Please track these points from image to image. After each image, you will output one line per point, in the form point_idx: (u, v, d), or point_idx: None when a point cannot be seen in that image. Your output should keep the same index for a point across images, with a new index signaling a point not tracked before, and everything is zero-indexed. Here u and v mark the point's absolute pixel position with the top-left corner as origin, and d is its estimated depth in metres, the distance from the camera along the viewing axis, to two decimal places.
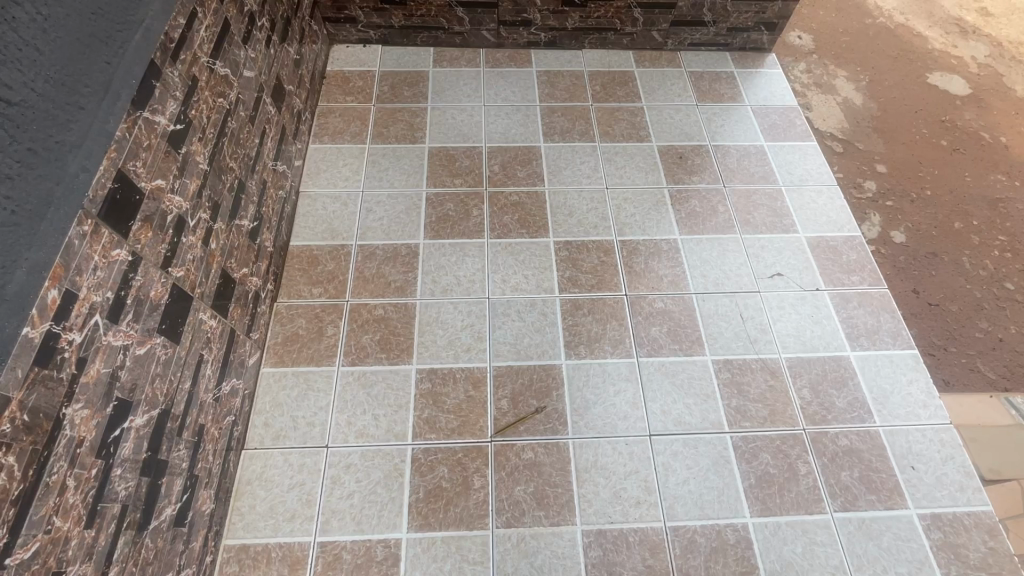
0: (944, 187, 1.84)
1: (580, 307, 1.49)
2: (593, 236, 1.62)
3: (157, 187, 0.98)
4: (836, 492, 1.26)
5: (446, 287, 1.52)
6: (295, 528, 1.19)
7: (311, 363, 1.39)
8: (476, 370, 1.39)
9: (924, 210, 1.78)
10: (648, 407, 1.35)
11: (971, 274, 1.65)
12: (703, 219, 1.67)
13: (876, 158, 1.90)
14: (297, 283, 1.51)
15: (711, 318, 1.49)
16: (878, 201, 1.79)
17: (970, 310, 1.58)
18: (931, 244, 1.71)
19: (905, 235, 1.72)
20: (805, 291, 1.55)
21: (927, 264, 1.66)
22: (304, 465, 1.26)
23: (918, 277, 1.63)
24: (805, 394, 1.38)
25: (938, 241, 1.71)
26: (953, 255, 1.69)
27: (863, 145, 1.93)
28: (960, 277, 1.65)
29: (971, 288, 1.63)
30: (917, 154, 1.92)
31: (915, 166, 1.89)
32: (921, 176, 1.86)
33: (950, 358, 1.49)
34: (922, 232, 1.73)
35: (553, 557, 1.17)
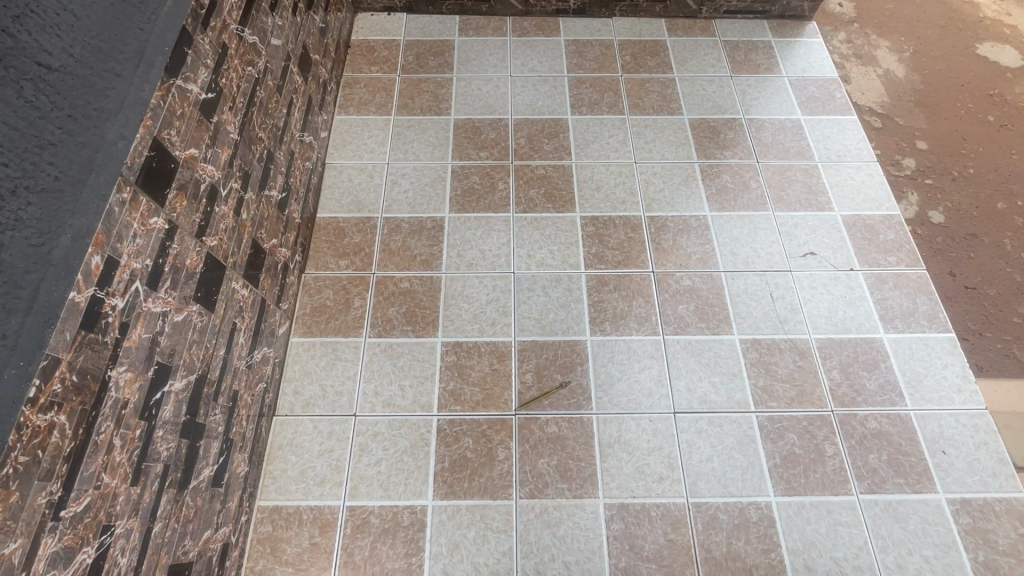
0: (988, 165, 1.76)
1: (606, 283, 1.48)
2: (620, 211, 1.60)
3: (190, 156, 0.98)
4: (862, 475, 1.25)
5: (471, 261, 1.52)
6: (325, 492, 1.23)
7: (338, 334, 1.41)
8: (501, 344, 1.40)
9: (966, 188, 1.71)
10: (673, 384, 1.35)
11: (1012, 258, 1.59)
12: (734, 195, 1.63)
13: (917, 133, 1.81)
14: (324, 255, 1.52)
15: (741, 297, 1.46)
16: (918, 178, 1.72)
17: (1009, 294, 1.53)
18: (972, 225, 1.64)
19: (944, 215, 1.65)
20: (838, 271, 1.51)
21: (965, 246, 1.60)
22: (333, 432, 1.29)
23: (957, 259, 1.57)
24: (835, 375, 1.36)
25: (978, 222, 1.64)
26: (995, 237, 1.62)
27: (904, 119, 1.84)
28: (1000, 260, 1.58)
29: (1012, 271, 1.56)
30: (961, 130, 1.83)
31: (958, 142, 1.80)
32: (965, 153, 1.78)
33: (985, 343, 1.45)
34: (963, 212, 1.66)
35: (576, 529, 1.19)
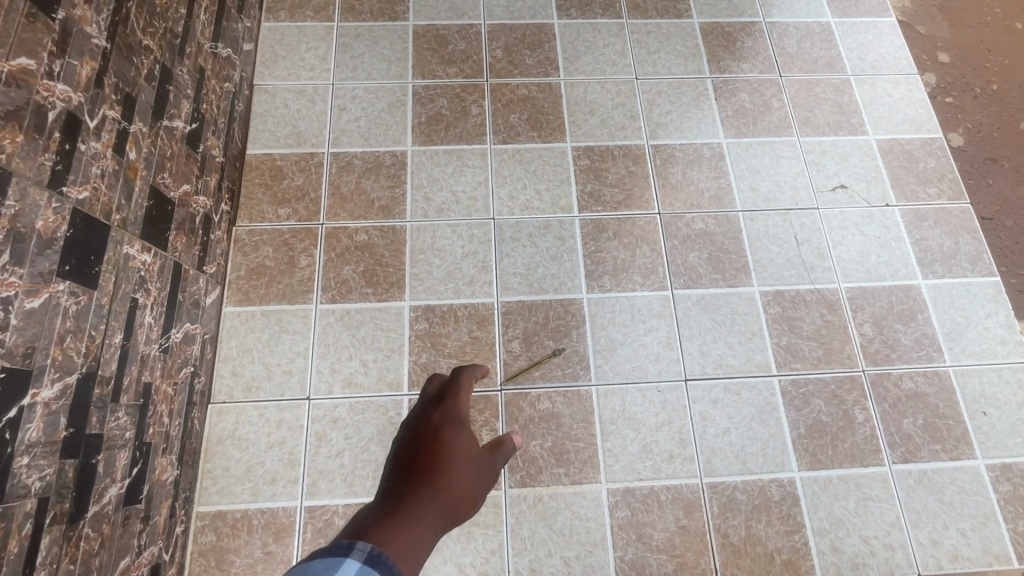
0: (1013, 80, 1.51)
1: (604, 230, 1.24)
2: (619, 140, 1.33)
3: (20, 68, 0.68)
4: (895, 443, 1.10)
5: (442, 205, 1.25)
6: (278, 492, 1.03)
7: (281, 300, 1.16)
8: (481, 307, 1.17)
9: (987, 106, 1.47)
10: (684, 347, 1.15)
11: None
12: (754, 118, 1.36)
13: (942, 43, 1.55)
14: (259, 202, 1.23)
15: (760, 241, 1.25)
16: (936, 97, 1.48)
17: None
18: (991, 148, 1.42)
19: (963, 137, 1.43)
20: (872, 207, 1.29)
21: (982, 172, 1.39)
22: (282, 421, 1.07)
23: (974, 188, 1.37)
24: (867, 330, 1.18)
25: (999, 144, 1.43)
26: (1015, 160, 1.41)
27: (925, 28, 1.56)
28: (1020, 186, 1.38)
29: None
30: (995, 38, 1.56)
31: (981, 53, 1.54)
32: (988, 66, 1.53)
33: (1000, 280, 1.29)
34: (984, 134, 1.44)
35: (575, 520, 1.03)
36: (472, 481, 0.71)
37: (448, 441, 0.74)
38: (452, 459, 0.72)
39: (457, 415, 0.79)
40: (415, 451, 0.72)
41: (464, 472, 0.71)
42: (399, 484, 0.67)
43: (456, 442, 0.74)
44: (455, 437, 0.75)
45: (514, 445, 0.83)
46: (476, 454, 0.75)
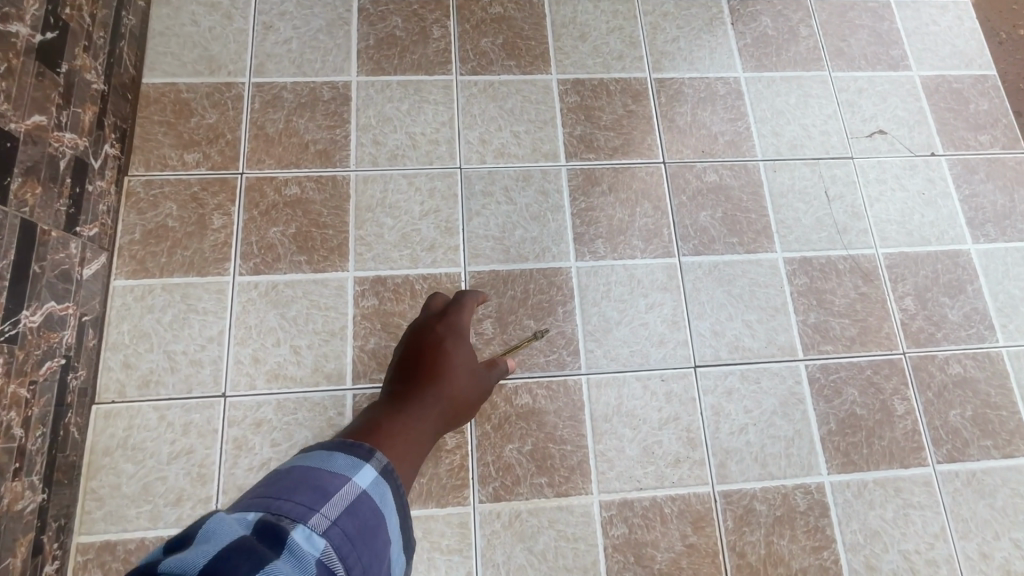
0: None
1: (597, 183, 1.01)
2: (615, 72, 1.08)
3: None
4: (940, 439, 0.93)
5: (395, 151, 1.00)
6: (184, 516, 0.81)
7: (188, 271, 0.91)
8: (445, 279, 0.94)
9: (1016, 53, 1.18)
10: (693, 327, 0.95)
11: None
12: (778, 47, 1.12)
13: None
14: (159, 145, 0.96)
15: (784, 197, 1.03)
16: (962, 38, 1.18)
17: None
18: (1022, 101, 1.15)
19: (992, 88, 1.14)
20: (915, 157, 1.08)
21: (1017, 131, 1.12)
22: (190, 424, 0.84)
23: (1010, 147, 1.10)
24: (908, 305, 0.99)
25: None
26: None
27: None
28: None
29: None
30: None
31: None
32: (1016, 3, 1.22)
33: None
34: (1013, 85, 1.16)
35: (560, 541, 0.84)
36: (468, 389, 0.77)
37: (449, 353, 0.78)
38: (449, 374, 0.77)
39: (459, 330, 0.81)
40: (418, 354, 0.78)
41: (459, 385, 0.77)
42: (399, 393, 0.74)
43: (455, 355, 0.79)
44: (455, 352, 0.79)
45: (507, 368, 0.83)
46: (476, 365, 0.80)
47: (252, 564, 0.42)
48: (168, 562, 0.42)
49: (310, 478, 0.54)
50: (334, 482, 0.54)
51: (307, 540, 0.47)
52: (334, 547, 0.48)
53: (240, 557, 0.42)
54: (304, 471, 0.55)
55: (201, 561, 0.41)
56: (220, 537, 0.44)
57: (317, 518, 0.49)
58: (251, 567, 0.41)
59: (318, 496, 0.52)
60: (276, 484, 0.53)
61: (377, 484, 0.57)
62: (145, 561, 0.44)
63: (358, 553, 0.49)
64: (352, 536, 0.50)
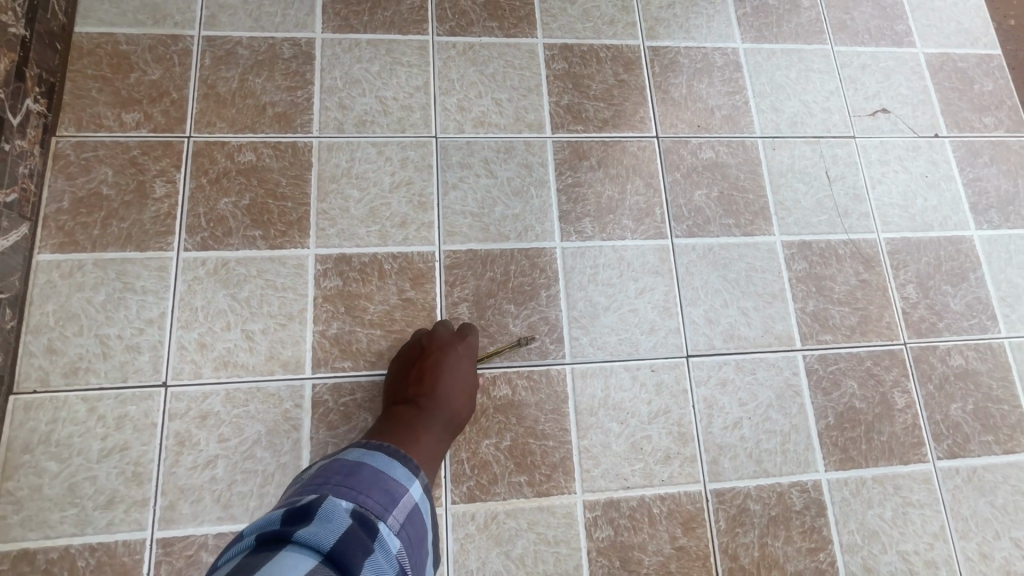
0: None
1: (585, 157, 0.93)
2: (606, 38, 0.99)
3: None
4: (941, 434, 0.88)
5: (363, 117, 0.90)
6: (116, 521, 0.72)
7: (125, 245, 0.80)
8: (417, 258, 0.85)
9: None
10: (686, 314, 0.88)
11: None
12: (779, 18, 1.05)
13: None
14: (93, 104, 0.85)
15: (784, 177, 0.96)
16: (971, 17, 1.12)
17: None
18: None
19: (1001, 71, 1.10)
20: (918, 138, 1.02)
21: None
22: (125, 418, 0.75)
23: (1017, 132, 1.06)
24: (910, 293, 0.94)
25: None
26: None
27: None
28: None
29: None
30: None
31: None
32: None
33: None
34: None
35: (540, 545, 0.77)
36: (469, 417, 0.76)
37: (455, 379, 0.75)
38: (455, 400, 0.75)
39: (468, 354, 0.78)
40: (421, 376, 0.75)
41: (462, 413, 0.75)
42: (403, 418, 0.72)
43: (464, 380, 0.76)
44: (459, 378, 0.76)
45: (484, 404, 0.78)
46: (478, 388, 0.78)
47: (363, 555, 0.50)
48: (297, 534, 0.49)
49: (382, 480, 0.61)
50: (401, 486, 0.62)
51: (387, 539, 0.55)
52: (401, 550, 0.57)
53: (354, 547, 0.50)
54: (376, 468, 0.62)
55: (328, 543, 0.49)
56: (334, 523, 0.52)
57: (391, 520, 0.58)
58: (361, 555, 0.50)
59: (389, 498, 0.60)
60: (354, 474, 0.60)
61: (427, 494, 0.65)
62: (263, 525, 0.51)
63: (414, 559, 0.58)
64: (411, 543, 0.59)
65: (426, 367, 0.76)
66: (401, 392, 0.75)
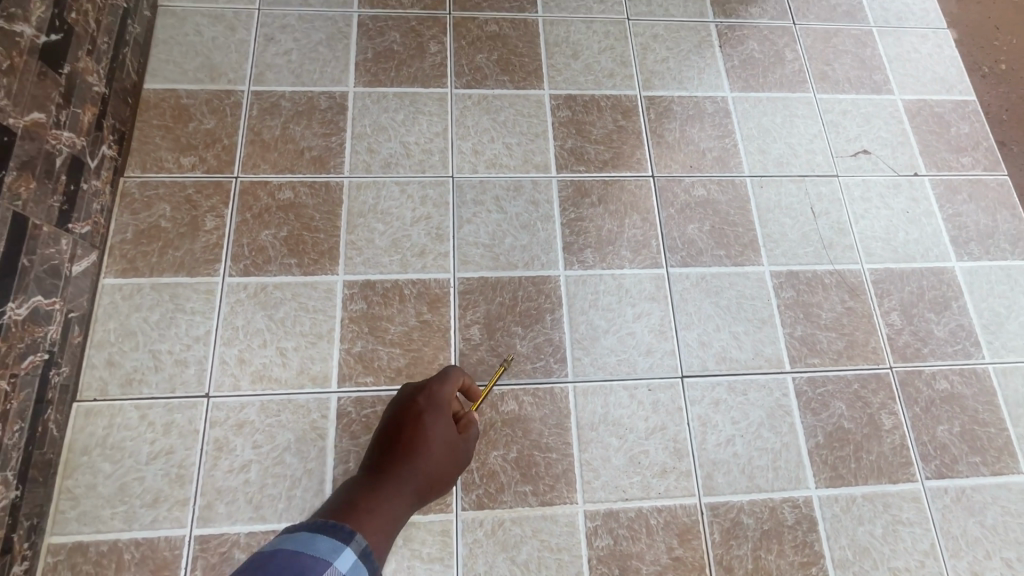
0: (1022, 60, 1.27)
1: (587, 194, 1.02)
2: (606, 89, 1.11)
3: None
4: (929, 454, 0.92)
5: (388, 160, 1.01)
6: (159, 518, 0.79)
7: (179, 271, 0.91)
8: (434, 284, 0.94)
9: (993, 88, 1.23)
10: (680, 337, 0.95)
11: None
12: (764, 69, 1.16)
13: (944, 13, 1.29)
14: (157, 149, 0.98)
15: (771, 213, 1.05)
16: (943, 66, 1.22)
17: None
18: (999, 130, 1.19)
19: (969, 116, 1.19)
20: (899, 176, 1.10)
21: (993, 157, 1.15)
22: (172, 424, 0.83)
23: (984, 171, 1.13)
24: (894, 320, 0.99)
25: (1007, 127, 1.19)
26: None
27: None
28: None
29: None
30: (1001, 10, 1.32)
31: (988, 30, 1.29)
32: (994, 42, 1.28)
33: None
34: (991, 114, 1.20)
35: (543, 551, 0.82)
36: (442, 473, 0.77)
37: (426, 435, 0.77)
38: (424, 457, 0.76)
39: (439, 409, 0.80)
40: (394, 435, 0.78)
41: (432, 470, 0.76)
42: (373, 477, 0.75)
43: (453, 455, 0.78)
44: (439, 442, 0.78)
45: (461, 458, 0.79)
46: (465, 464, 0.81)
47: None
48: None
49: (298, 559, 0.57)
50: (323, 560, 0.58)
51: None
52: None
53: None
54: (292, 551, 0.58)
55: None
56: None
57: None
58: None
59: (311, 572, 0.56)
60: (266, 562, 0.56)
61: (361, 562, 0.61)
62: None
63: None
64: None
65: (399, 425, 0.79)
66: (377, 447, 0.78)
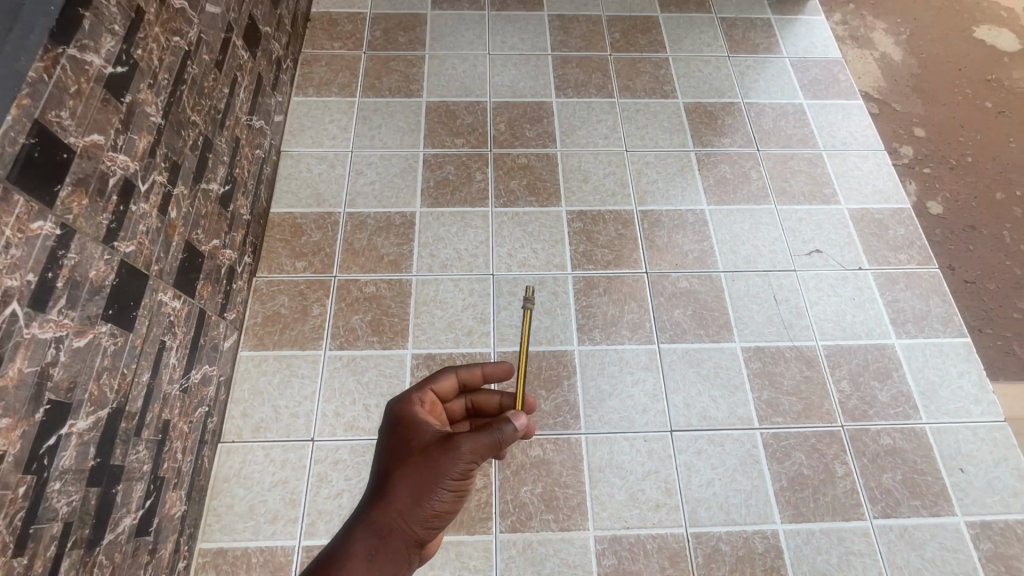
0: (987, 154, 1.62)
1: (595, 286, 1.34)
2: (610, 205, 1.45)
3: (93, 143, 0.80)
4: (876, 497, 1.14)
5: (445, 262, 1.36)
6: (277, 531, 1.07)
7: (294, 346, 1.24)
8: (479, 357, 1.25)
9: (964, 178, 1.58)
10: (670, 399, 1.22)
11: (1011, 250, 1.48)
12: (734, 187, 1.49)
13: (915, 119, 1.68)
14: (279, 256, 1.35)
15: (742, 300, 1.33)
16: (915, 167, 1.60)
17: (1009, 288, 1.42)
18: (970, 216, 1.52)
19: (942, 205, 1.54)
20: (846, 270, 1.39)
21: (964, 238, 1.49)
22: (287, 460, 1.13)
23: (954, 252, 1.47)
24: (844, 387, 1.24)
25: (977, 212, 1.53)
26: (993, 227, 1.50)
27: (900, 105, 1.70)
28: (999, 252, 1.47)
29: (1011, 263, 1.46)
30: (962, 114, 1.69)
31: (956, 129, 1.66)
32: (962, 140, 1.64)
33: (984, 340, 1.36)
34: (962, 202, 1.54)
35: (562, 567, 1.06)
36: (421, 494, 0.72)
37: (400, 455, 0.75)
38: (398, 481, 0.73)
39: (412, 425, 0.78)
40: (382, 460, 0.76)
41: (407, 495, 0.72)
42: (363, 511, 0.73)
43: (440, 476, 0.72)
44: (410, 461, 0.74)
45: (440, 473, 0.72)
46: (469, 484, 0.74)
47: None
48: None
49: None
50: None
51: None
52: None
53: None
54: None
55: None
56: None
57: None
58: None
59: None
60: None
61: None
62: None
63: None
64: None
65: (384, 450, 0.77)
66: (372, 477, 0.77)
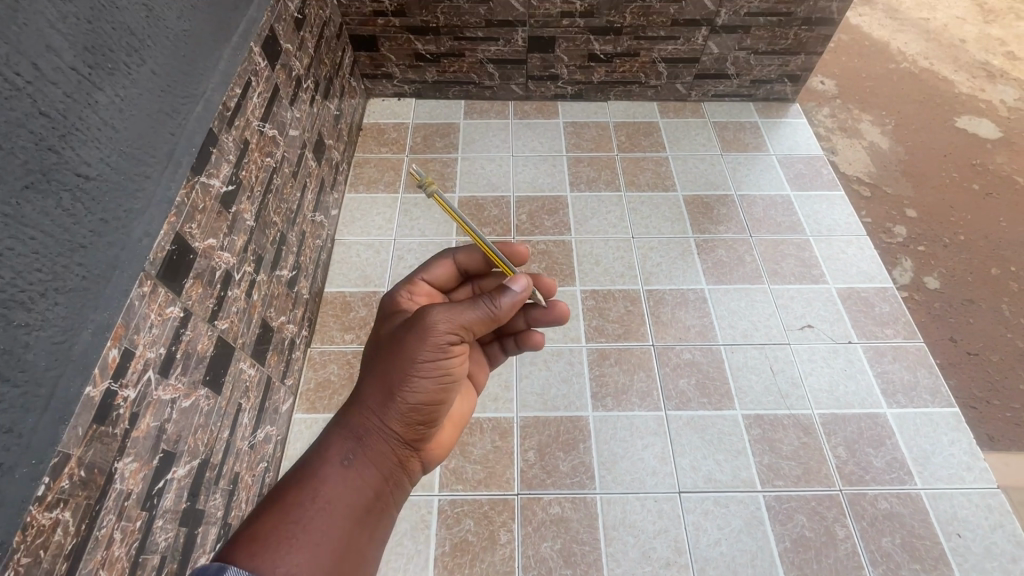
0: (978, 232, 1.79)
1: (607, 357, 1.50)
2: (619, 285, 1.64)
3: (209, 246, 1.04)
4: (877, 560, 1.21)
5: None
6: None
7: None
8: (504, 421, 1.39)
9: (956, 255, 1.74)
10: (677, 462, 1.33)
11: (1011, 322, 1.60)
12: (730, 269, 1.67)
13: (906, 201, 1.86)
14: (330, 329, 1.55)
15: (741, 370, 1.47)
16: (910, 245, 1.75)
17: (1014, 359, 1.53)
18: (968, 291, 1.66)
19: (939, 280, 1.67)
20: (837, 344, 1.52)
21: (963, 311, 1.61)
22: None
23: (956, 324, 1.59)
24: (840, 453, 1.35)
25: (973, 287, 1.66)
26: (991, 301, 1.64)
27: (892, 188, 1.89)
28: (999, 325, 1.59)
29: (1012, 335, 1.57)
30: (948, 196, 1.87)
31: (947, 210, 1.84)
32: (953, 220, 1.81)
33: (993, 411, 1.44)
34: (959, 277, 1.69)
35: None
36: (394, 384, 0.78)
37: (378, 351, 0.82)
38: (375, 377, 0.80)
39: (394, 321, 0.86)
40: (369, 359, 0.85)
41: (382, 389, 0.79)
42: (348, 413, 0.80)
43: (411, 356, 0.78)
44: (383, 357, 0.80)
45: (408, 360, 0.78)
46: (446, 361, 0.80)
47: None
48: None
49: None
50: None
51: None
52: None
53: None
54: None
55: None
56: None
57: None
58: None
59: None
60: None
61: None
62: None
63: None
64: None
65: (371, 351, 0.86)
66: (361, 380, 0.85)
